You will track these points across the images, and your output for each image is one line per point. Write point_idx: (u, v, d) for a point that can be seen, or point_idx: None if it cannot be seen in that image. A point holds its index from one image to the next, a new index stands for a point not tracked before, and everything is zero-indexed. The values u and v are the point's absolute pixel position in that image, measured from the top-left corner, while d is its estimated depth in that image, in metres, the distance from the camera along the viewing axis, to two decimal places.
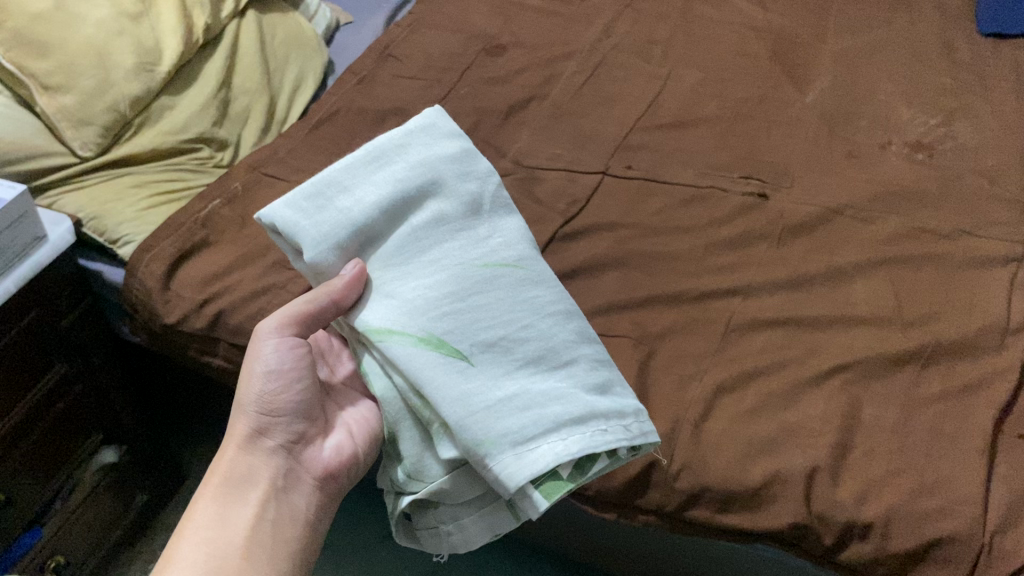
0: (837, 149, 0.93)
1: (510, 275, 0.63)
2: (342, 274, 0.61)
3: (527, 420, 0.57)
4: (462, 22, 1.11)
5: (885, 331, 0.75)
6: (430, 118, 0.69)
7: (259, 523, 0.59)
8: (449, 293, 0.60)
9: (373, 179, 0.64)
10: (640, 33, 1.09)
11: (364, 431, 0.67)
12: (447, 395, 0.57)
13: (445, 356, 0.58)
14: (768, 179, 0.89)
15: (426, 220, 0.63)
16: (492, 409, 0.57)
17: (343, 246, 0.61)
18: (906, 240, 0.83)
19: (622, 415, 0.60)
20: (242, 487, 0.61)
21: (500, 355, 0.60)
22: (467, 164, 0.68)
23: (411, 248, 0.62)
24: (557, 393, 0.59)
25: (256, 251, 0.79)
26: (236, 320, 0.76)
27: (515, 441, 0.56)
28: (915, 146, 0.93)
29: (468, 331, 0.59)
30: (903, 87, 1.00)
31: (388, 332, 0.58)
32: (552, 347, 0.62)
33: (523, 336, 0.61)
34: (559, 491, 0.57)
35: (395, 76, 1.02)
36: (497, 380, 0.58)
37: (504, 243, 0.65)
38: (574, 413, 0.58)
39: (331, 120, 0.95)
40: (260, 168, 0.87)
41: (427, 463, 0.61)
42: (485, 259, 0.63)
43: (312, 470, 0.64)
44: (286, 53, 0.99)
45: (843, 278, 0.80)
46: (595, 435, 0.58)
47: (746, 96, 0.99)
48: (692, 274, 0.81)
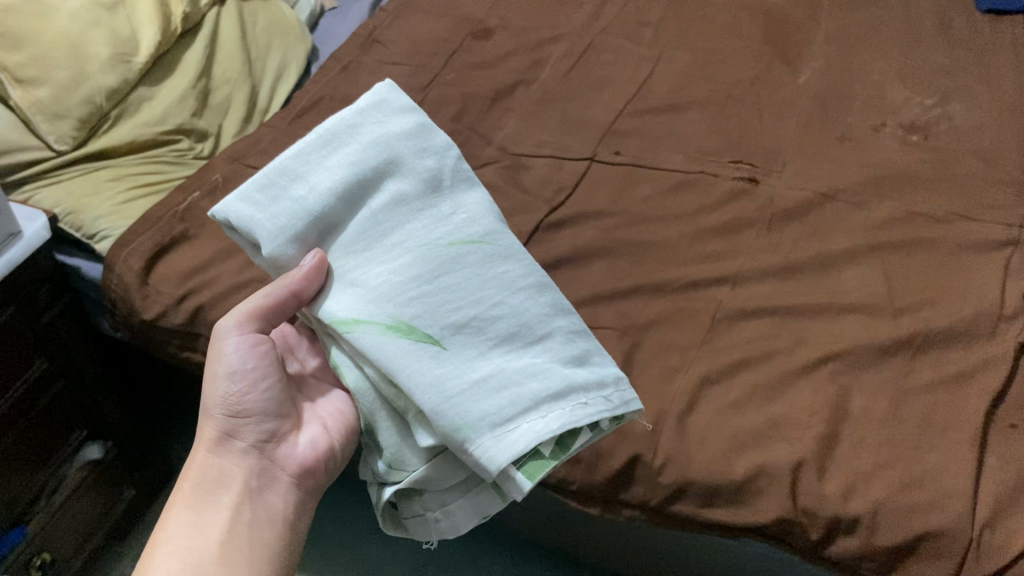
0: (830, 132, 0.91)
1: (478, 252, 0.61)
2: (302, 265, 0.59)
3: (505, 399, 0.56)
4: (449, 5, 1.09)
5: (875, 319, 0.73)
6: (381, 93, 0.65)
7: (234, 527, 0.59)
8: (416, 277, 0.58)
9: (327, 164, 0.61)
10: (630, 14, 1.07)
11: (338, 422, 0.66)
12: (421, 383, 0.55)
13: (415, 342, 0.56)
14: (758, 163, 0.88)
15: (386, 203, 0.61)
16: (467, 392, 0.56)
17: (305, 238, 0.60)
18: (899, 225, 0.81)
19: (602, 387, 0.59)
20: (215, 491, 0.60)
21: (471, 335, 0.58)
22: (423, 140, 0.64)
23: (374, 231, 0.60)
24: (534, 368, 0.58)
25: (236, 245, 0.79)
26: (215, 315, 0.75)
27: (494, 423, 0.55)
28: (909, 127, 0.91)
29: (438, 314, 0.58)
30: (898, 67, 0.98)
31: (355, 322, 0.57)
32: (525, 323, 0.60)
33: (494, 314, 0.59)
34: (541, 471, 0.56)
35: (380, 63, 1.01)
36: (470, 363, 0.57)
37: (469, 219, 0.62)
38: (553, 388, 0.57)
39: (314, 108, 0.94)
40: (241, 158, 0.86)
41: (405, 454, 0.60)
42: (451, 237, 0.61)
43: (288, 467, 0.63)
44: (268, 41, 0.97)
45: (834, 265, 0.79)
46: (576, 410, 0.57)
47: (738, 78, 0.97)
48: (680, 263, 0.79)
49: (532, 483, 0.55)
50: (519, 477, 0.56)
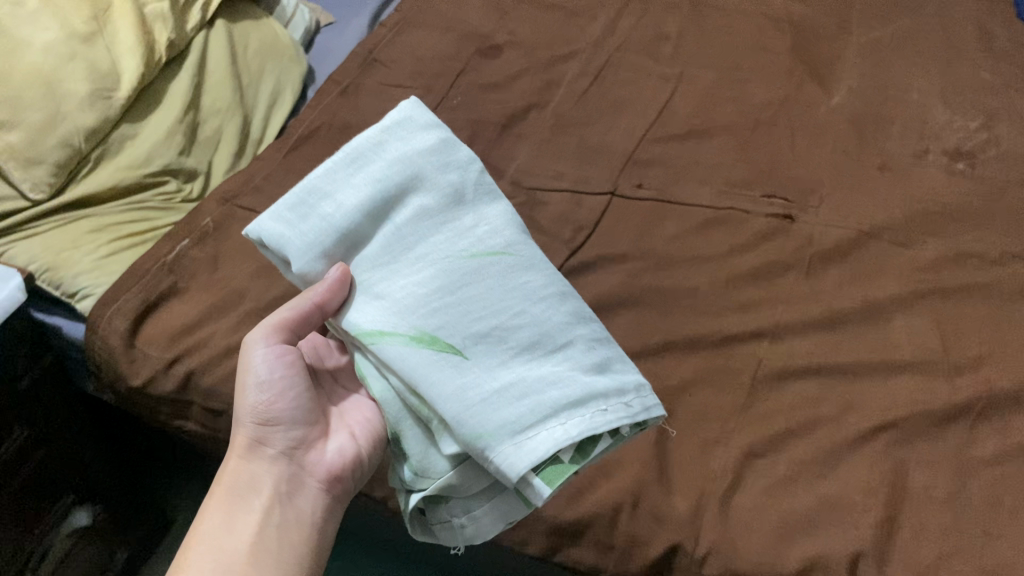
0: (870, 159, 0.84)
1: (502, 262, 0.57)
2: (324, 277, 0.56)
3: (525, 407, 0.52)
4: (453, 19, 1.02)
5: (930, 380, 0.67)
6: (407, 109, 0.61)
7: (263, 532, 0.55)
8: (438, 287, 0.54)
9: (352, 179, 0.58)
10: (648, 27, 1.00)
11: (367, 428, 0.62)
12: (444, 393, 0.51)
13: (439, 352, 0.52)
14: (793, 198, 0.81)
15: (411, 216, 0.57)
16: (488, 401, 0.52)
17: (334, 255, 0.56)
18: (949, 267, 0.75)
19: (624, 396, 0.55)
20: (244, 495, 0.56)
21: (494, 345, 0.54)
22: (447, 153, 0.60)
23: (398, 245, 0.57)
24: (555, 377, 0.54)
25: (230, 301, 0.73)
26: (209, 381, 0.69)
27: (514, 430, 0.51)
28: (954, 154, 0.84)
29: (460, 324, 0.54)
30: (938, 84, 0.91)
31: (380, 334, 0.53)
32: (549, 331, 0.56)
33: (515, 323, 0.55)
34: (560, 477, 0.51)
35: (382, 84, 0.94)
36: (493, 372, 0.53)
37: (492, 231, 0.58)
38: (572, 395, 0.53)
39: (312, 139, 0.87)
40: (233, 199, 0.80)
41: (432, 458, 0.54)
42: (473, 248, 0.57)
43: (317, 473, 0.59)
44: (261, 65, 0.90)
45: (882, 314, 0.72)
46: (593, 416, 0.53)
47: (767, 99, 0.91)
48: (713, 314, 0.73)
49: (551, 489, 0.51)
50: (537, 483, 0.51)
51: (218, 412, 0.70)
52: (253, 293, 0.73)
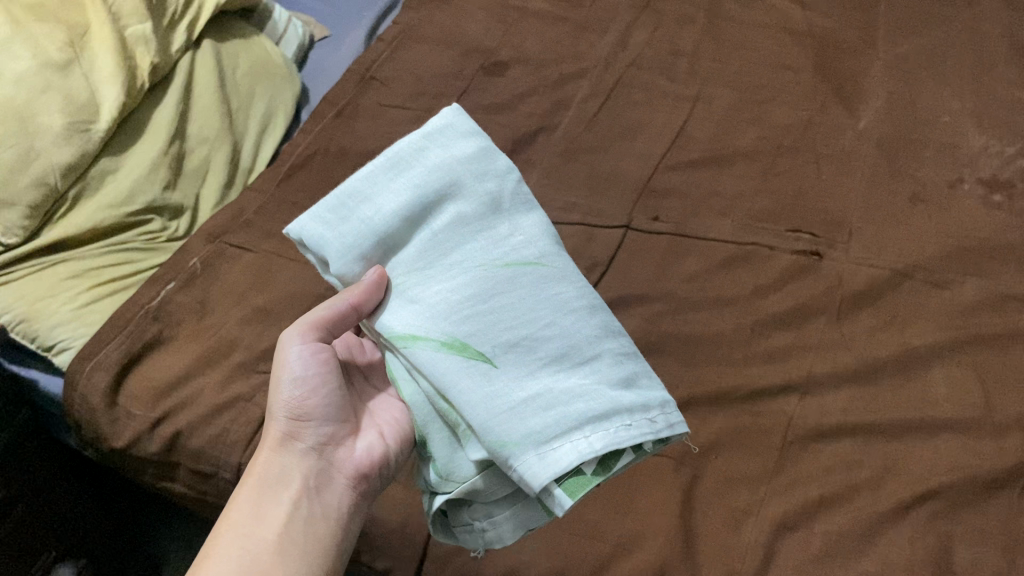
0: (902, 189, 0.79)
1: (534, 270, 0.54)
2: (361, 279, 0.54)
3: (551, 418, 0.48)
4: (456, 32, 0.96)
5: (975, 441, 0.62)
6: (449, 116, 0.58)
7: (291, 525, 0.52)
8: (469, 293, 0.52)
9: (391, 183, 0.56)
10: (662, 42, 0.94)
11: (397, 429, 0.60)
12: (471, 399, 0.49)
13: (469, 359, 0.50)
14: (821, 233, 0.76)
15: (446, 222, 0.55)
16: (515, 410, 0.48)
17: (371, 260, 0.54)
18: (989, 311, 0.70)
19: (653, 411, 0.51)
20: (274, 486, 0.54)
21: (524, 354, 0.51)
22: (486, 162, 0.57)
23: (432, 252, 0.54)
24: (584, 389, 0.50)
25: (220, 352, 0.68)
26: (198, 441, 0.64)
27: (538, 440, 0.47)
28: (991, 183, 0.79)
29: (490, 331, 0.51)
30: (971, 105, 0.86)
31: (411, 337, 0.50)
32: (579, 341, 0.52)
33: (546, 332, 0.52)
34: (583, 489, 0.48)
35: (380, 105, 0.89)
36: (523, 380, 0.50)
37: (526, 240, 0.55)
38: (600, 407, 0.49)
39: (306, 167, 0.82)
40: (223, 237, 0.76)
41: (459, 462, 0.52)
42: (506, 256, 0.54)
43: (345, 470, 0.57)
44: (251, 87, 0.84)
45: (921, 364, 0.67)
46: (619, 431, 0.49)
47: (789, 122, 0.85)
48: (738, 364, 0.68)
49: (573, 502, 0.47)
50: (559, 494, 0.47)
51: (207, 474, 0.65)
52: (245, 343, 0.68)
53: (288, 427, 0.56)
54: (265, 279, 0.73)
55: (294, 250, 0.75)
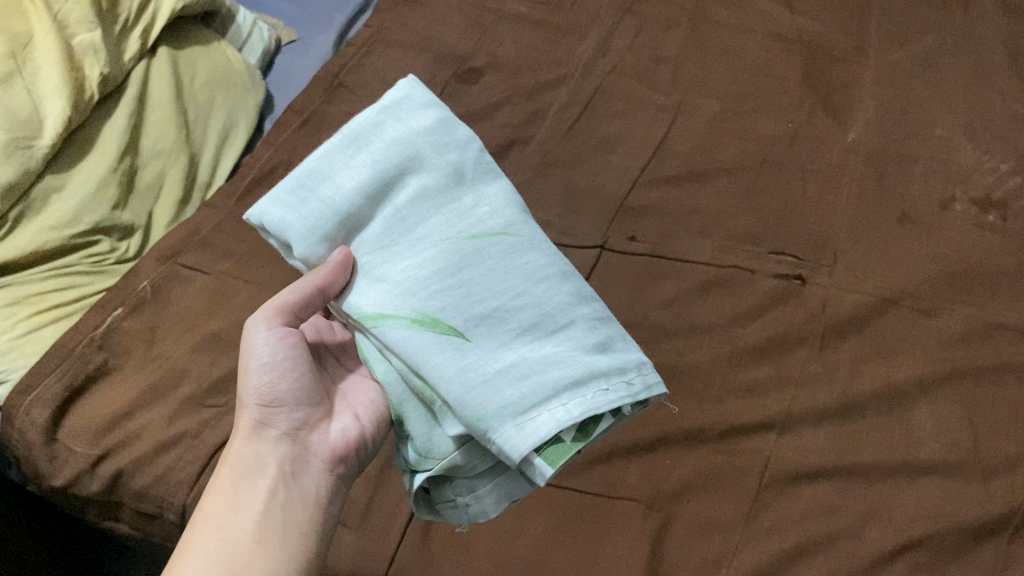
0: (891, 208, 0.76)
1: (503, 241, 0.53)
2: (327, 260, 0.52)
3: (527, 388, 0.48)
4: (429, 36, 0.92)
5: (960, 487, 0.59)
6: (405, 89, 0.56)
7: (269, 514, 0.51)
8: (439, 267, 0.50)
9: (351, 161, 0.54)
10: (644, 47, 0.90)
11: (371, 410, 0.58)
12: (445, 374, 0.48)
13: (440, 334, 0.48)
14: (804, 256, 0.72)
15: (411, 196, 0.53)
16: (489, 381, 0.48)
17: (335, 240, 0.52)
18: (980, 343, 0.67)
19: (628, 373, 0.50)
20: (249, 475, 0.53)
21: (496, 326, 0.50)
22: (446, 135, 0.56)
23: (399, 228, 0.53)
24: (558, 356, 0.49)
25: (168, 384, 0.64)
26: (141, 481, 0.61)
27: (516, 410, 0.47)
28: (984, 203, 0.76)
29: (461, 304, 0.50)
30: (964, 118, 0.82)
31: (381, 316, 0.49)
32: (551, 310, 0.51)
33: (517, 302, 0.51)
34: (564, 457, 0.47)
35: (347, 114, 0.85)
36: (495, 352, 0.49)
37: (493, 210, 0.54)
38: (575, 373, 0.48)
39: (267, 181, 0.79)
40: (176, 258, 0.72)
41: (436, 439, 0.51)
42: (473, 228, 0.52)
43: (322, 454, 0.55)
44: (210, 97, 0.80)
45: (906, 400, 0.64)
46: (596, 396, 0.48)
47: (775, 135, 0.82)
48: (714, 398, 0.64)
49: (554, 470, 0.47)
50: (540, 463, 0.47)
51: (151, 515, 0.62)
52: (195, 374, 0.65)
53: (260, 414, 0.54)
54: (218, 303, 0.69)
55: (250, 272, 0.71)
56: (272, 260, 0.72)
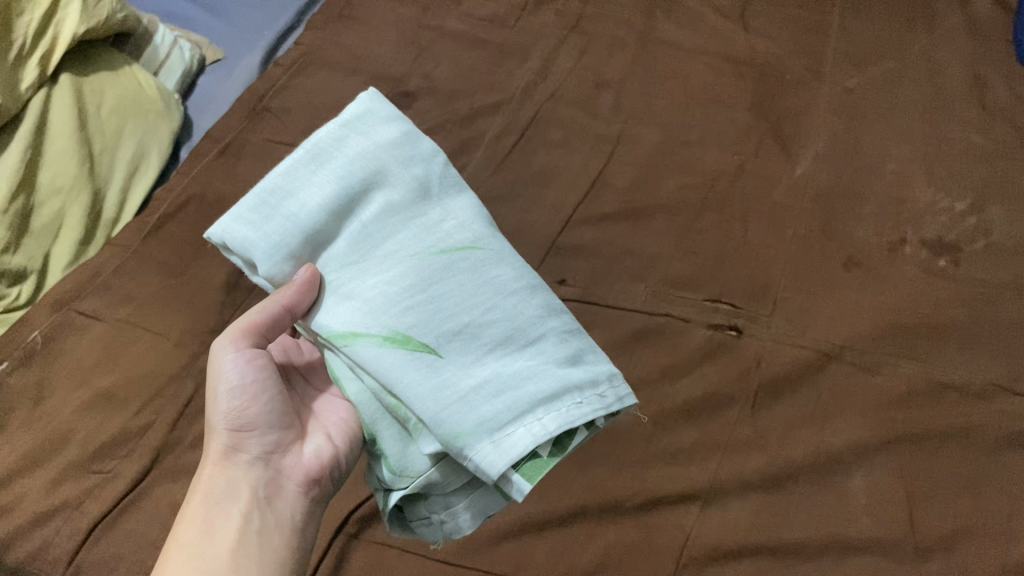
0: (836, 251, 0.71)
1: (472, 257, 0.51)
2: (293, 280, 0.50)
3: (502, 403, 0.46)
4: (362, 56, 0.88)
5: (893, 567, 0.55)
6: (366, 102, 0.55)
7: (243, 540, 0.49)
8: (410, 285, 0.49)
9: (316, 177, 0.52)
10: (587, 70, 0.86)
11: (343, 429, 0.56)
12: (419, 393, 0.46)
13: (412, 352, 0.47)
14: (742, 304, 0.68)
15: (378, 211, 0.52)
16: (464, 397, 0.46)
17: (300, 257, 0.51)
18: (923, 402, 0.62)
19: (599, 385, 0.49)
20: (221, 502, 0.51)
21: (468, 342, 0.48)
22: (410, 148, 0.55)
23: (367, 245, 0.51)
24: (532, 371, 0.48)
25: (51, 446, 0.60)
26: (15, 556, 0.57)
27: (492, 426, 0.45)
28: (936, 246, 0.71)
29: (433, 321, 0.48)
30: (921, 151, 0.78)
31: (352, 335, 0.48)
32: (520, 325, 0.50)
33: (486, 318, 0.49)
34: (541, 472, 0.46)
35: (269, 143, 0.80)
36: (468, 368, 0.47)
37: (459, 226, 0.53)
38: (549, 387, 0.47)
39: (178, 218, 0.74)
40: (73, 304, 0.68)
41: (411, 458, 0.49)
42: (441, 243, 0.51)
43: (295, 477, 0.53)
44: (118, 125, 0.75)
45: (840, 467, 0.60)
46: (569, 410, 0.47)
47: (718, 169, 0.77)
48: (635, 465, 0.60)
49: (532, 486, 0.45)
50: (518, 479, 0.46)
51: None
52: (81, 436, 0.61)
53: (229, 439, 0.52)
54: (113, 354, 0.65)
55: (151, 320, 0.67)
56: (174, 307, 0.68)
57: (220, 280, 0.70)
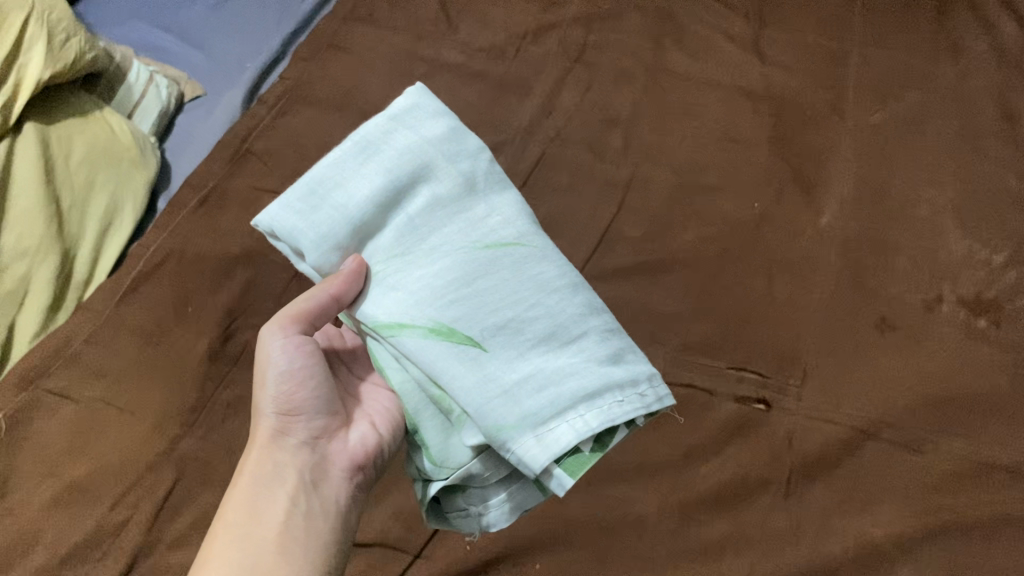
0: (869, 311, 0.66)
1: (517, 254, 0.50)
2: (340, 269, 0.50)
3: (546, 398, 0.45)
4: (352, 90, 0.82)
5: None
6: (412, 98, 0.55)
7: (291, 522, 0.48)
8: (455, 279, 0.48)
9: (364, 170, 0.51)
10: (593, 105, 0.80)
11: (388, 419, 0.56)
12: (464, 386, 0.46)
13: (457, 344, 0.46)
14: (769, 372, 0.63)
15: (423, 204, 0.51)
16: (509, 392, 0.45)
17: (348, 248, 0.50)
18: (972, 486, 0.57)
19: (640, 384, 0.48)
20: (270, 483, 0.50)
21: (514, 336, 0.47)
22: (457, 143, 0.54)
23: (411, 238, 0.51)
24: (575, 367, 0.47)
25: (17, 549, 0.55)
26: None
27: (535, 420, 0.45)
28: (975, 303, 0.66)
29: (478, 314, 0.47)
30: (953, 195, 0.73)
31: (398, 325, 0.47)
32: (565, 321, 0.49)
33: (532, 313, 0.48)
34: (583, 468, 0.45)
35: (254, 190, 0.74)
36: (513, 363, 0.47)
37: (504, 222, 0.52)
38: (592, 384, 0.46)
39: (155, 278, 0.68)
40: (42, 382, 0.62)
41: (453, 447, 0.48)
42: (485, 238, 0.51)
43: (339, 462, 0.53)
44: (89, 177, 0.70)
45: (884, 563, 0.55)
46: (611, 407, 0.46)
47: (738, 217, 0.72)
48: (660, 563, 0.55)
49: (574, 481, 0.45)
50: (558, 473, 0.45)
51: None
52: (51, 537, 0.55)
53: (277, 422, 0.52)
54: (85, 438, 0.60)
55: (128, 397, 0.62)
56: (152, 382, 0.63)
57: (201, 349, 0.64)
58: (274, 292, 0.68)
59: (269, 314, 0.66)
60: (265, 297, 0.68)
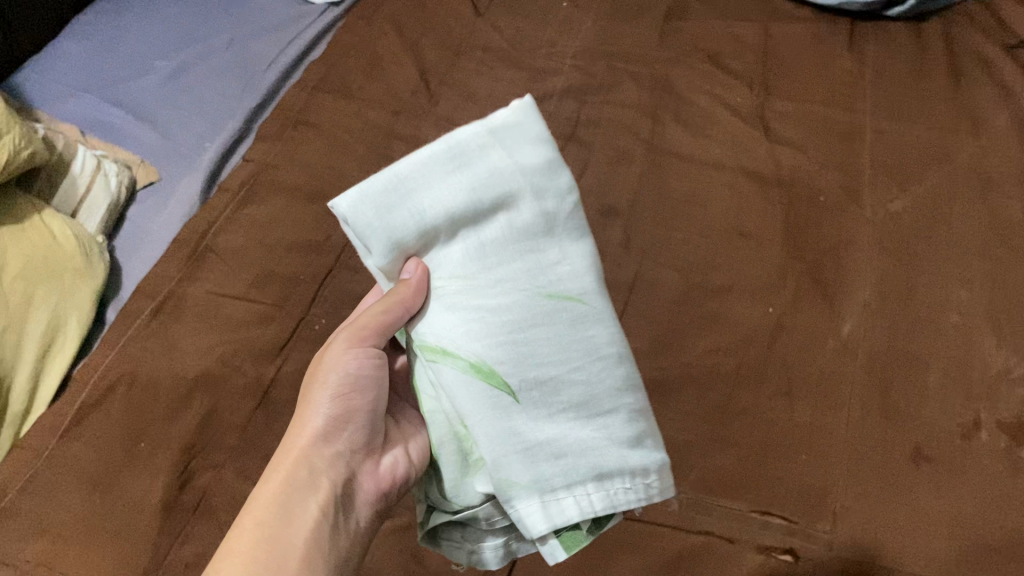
0: (901, 439, 0.59)
1: (583, 306, 0.45)
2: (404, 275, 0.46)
3: (560, 467, 0.43)
4: (322, 176, 0.74)
5: None
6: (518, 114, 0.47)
7: (318, 537, 0.45)
8: (509, 319, 0.43)
9: (447, 180, 0.45)
10: (588, 195, 0.74)
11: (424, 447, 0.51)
12: (484, 435, 0.43)
13: (491, 390, 0.43)
14: (796, 516, 0.56)
15: (499, 232, 0.45)
16: (527, 452, 0.43)
17: (412, 253, 0.46)
18: None
19: (652, 478, 0.44)
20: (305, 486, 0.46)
21: (550, 396, 0.43)
22: (552, 174, 0.46)
23: (475, 261, 0.45)
24: (601, 440, 0.44)
25: None
26: None
27: (544, 487, 0.43)
28: (1018, 429, 0.59)
29: (521, 362, 0.43)
30: (984, 297, 0.66)
31: (441, 351, 0.44)
32: (605, 390, 0.44)
33: (577, 375, 0.44)
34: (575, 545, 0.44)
35: (214, 297, 0.67)
36: (541, 423, 0.43)
37: (577, 267, 0.45)
38: (609, 462, 0.43)
39: (102, 408, 0.61)
40: None
41: (465, 489, 0.45)
42: (552, 285, 0.44)
43: (369, 485, 0.49)
44: (26, 293, 0.63)
45: None
46: (617, 492, 0.43)
47: (751, 326, 0.66)
48: None
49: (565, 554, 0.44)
50: (553, 542, 0.44)
51: None
52: None
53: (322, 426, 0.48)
54: None
55: (70, 558, 0.54)
56: (98, 537, 0.55)
57: (154, 497, 0.57)
58: (237, 424, 0.60)
59: (232, 450, 0.59)
60: (229, 428, 0.60)
